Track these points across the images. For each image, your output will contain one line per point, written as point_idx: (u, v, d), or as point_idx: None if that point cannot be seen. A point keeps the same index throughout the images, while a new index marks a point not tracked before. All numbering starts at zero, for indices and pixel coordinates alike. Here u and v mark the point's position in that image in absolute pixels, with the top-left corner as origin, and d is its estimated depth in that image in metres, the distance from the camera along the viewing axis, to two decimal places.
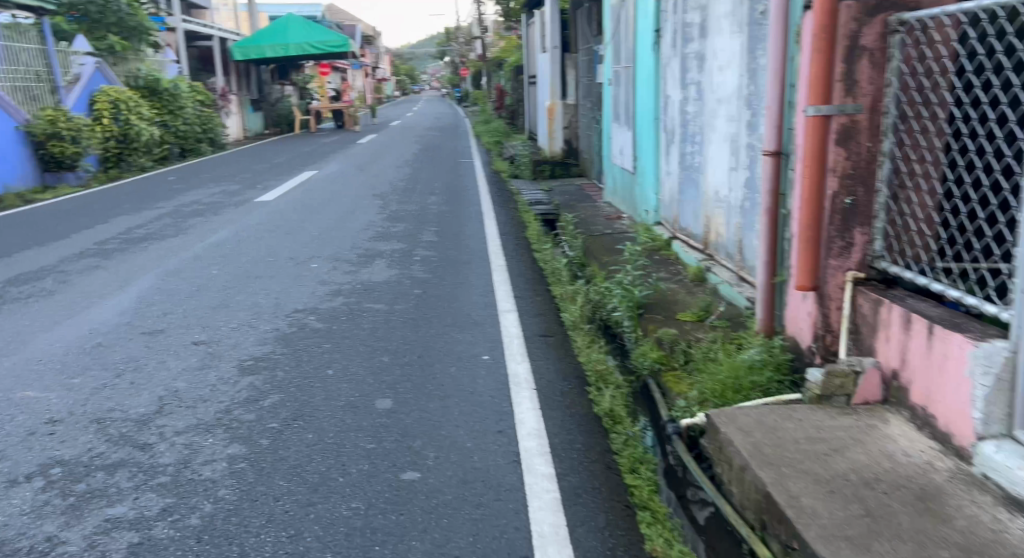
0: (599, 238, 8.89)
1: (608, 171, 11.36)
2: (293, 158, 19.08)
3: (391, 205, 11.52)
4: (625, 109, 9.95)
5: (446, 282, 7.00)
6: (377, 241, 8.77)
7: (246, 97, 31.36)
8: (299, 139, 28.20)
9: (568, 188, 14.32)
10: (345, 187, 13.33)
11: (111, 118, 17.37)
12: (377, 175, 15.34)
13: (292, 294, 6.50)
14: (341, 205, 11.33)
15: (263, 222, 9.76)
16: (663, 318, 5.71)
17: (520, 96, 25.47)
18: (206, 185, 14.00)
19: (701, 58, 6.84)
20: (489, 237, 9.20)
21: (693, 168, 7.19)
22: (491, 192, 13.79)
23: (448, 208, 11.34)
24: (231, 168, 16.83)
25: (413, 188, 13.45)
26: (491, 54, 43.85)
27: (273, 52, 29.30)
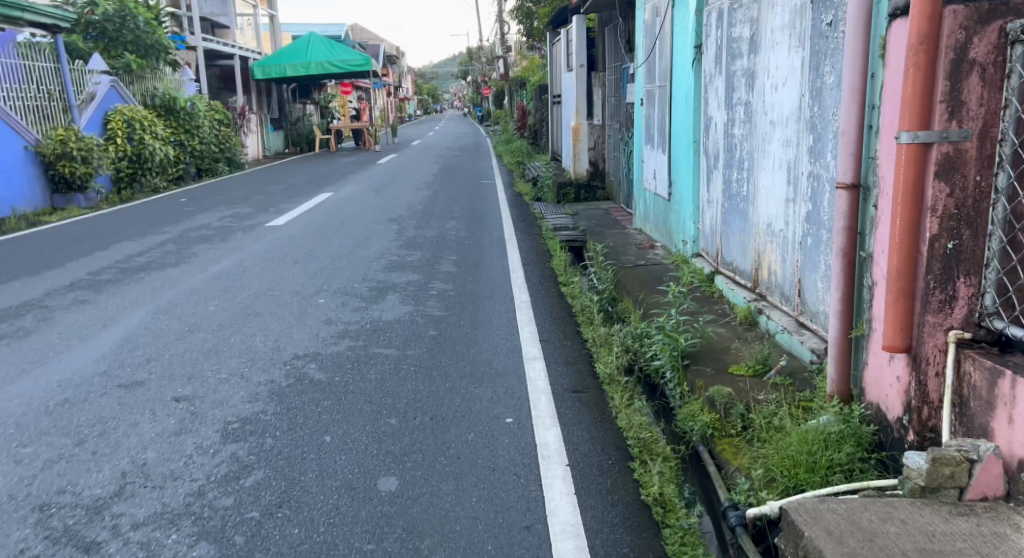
0: (632, 270, 8.18)
1: (639, 196, 10.67)
2: (310, 180, 18.53)
3: (408, 230, 10.86)
4: (658, 130, 9.26)
5: (465, 322, 6.30)
6: (391, 272, 8.10)
7: (266, 116, 30.93)
8: (318, 159, 27.74)
9: (595, 212, 13.61)
10: (360, 211, 12.69)
11: (125, 137, 16.84)
12: (395, 197, 14.70)
13: (293, 335, 5.83)
14: (354, 231, 10.69)
15: (270, 250, 9.12)
16: (713, 371, 4.98)
17: (543, 116, 24.88)
18: (216, 207, 13.41)
19: (751, 76, 6.15)
20: (512, 268, 8.52)
21: (740, 197, 6.48)
22: (514, 216, 13.10)
23: (467, 235, 10.66)
24: (245, 189, 16.26)
25: (432, 212, 12.79)
26: (513, 73, 43.41)
27: (294, 70, 28.91)
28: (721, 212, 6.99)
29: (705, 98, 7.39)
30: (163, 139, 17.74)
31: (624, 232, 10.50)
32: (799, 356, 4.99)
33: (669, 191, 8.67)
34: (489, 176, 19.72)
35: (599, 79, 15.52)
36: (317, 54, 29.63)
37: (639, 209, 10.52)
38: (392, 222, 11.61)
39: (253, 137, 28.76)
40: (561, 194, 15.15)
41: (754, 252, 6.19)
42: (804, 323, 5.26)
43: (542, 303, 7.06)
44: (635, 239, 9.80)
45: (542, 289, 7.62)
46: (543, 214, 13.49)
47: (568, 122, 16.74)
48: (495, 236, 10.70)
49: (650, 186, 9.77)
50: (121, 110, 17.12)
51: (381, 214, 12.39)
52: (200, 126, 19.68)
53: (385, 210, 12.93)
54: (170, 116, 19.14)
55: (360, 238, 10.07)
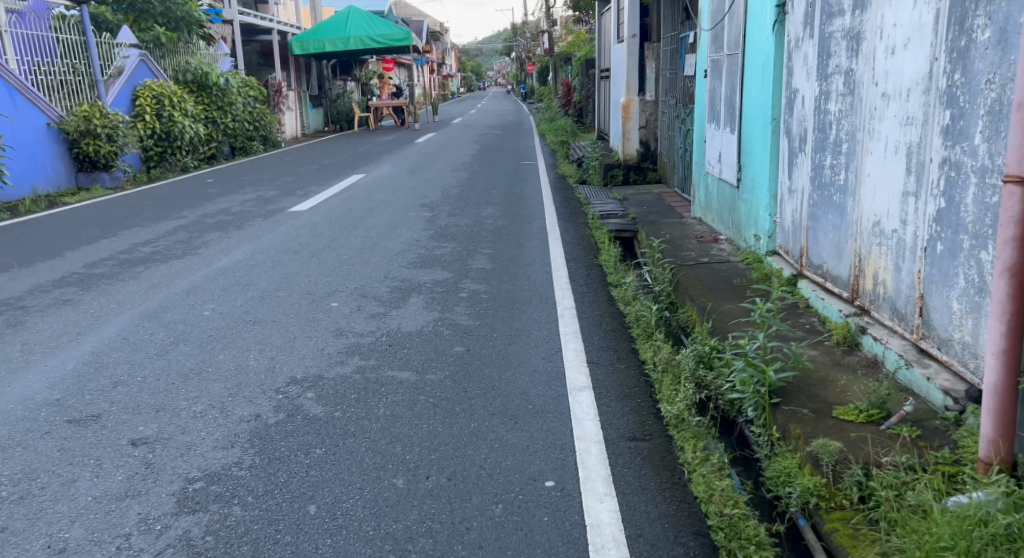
0: (694, 268, 7.13)
1: (697, 181, 9.60)
2: (344, 159, 17.64)
3: (442, 218, 9.86)
4: (725, 107, 8.17)
5: (499, 335, 5.29)
6: (418, 269, 7.11)
7: (305, 93, 30.10)
8: (357, 137, 26.88)
9: (646, 197, 12.49)
10: (392, 195, 11.70)
11: (154, 113, 15.91)
12: (431, 180, 13.70)
13: (293, 349, 4.86)
14: (383, 218, 9.71)
15: (287, 239, 8.18)
16: (812, 413, 3.94)
17: (589, 93, 23.67)
18: (240, 190, 12.53)
19: (856, 39, 5.10)
20: (555, 264, 7.48)
21: (833, 187, 5.43)
22: (557, 202, 12.04)
23: (506, 224, 9.63)
24: (275, 170, 15.39)
25: (470, 197, 11.77)
26: (558, 49, 42.11)
27: (333, 46, 28.11)
28: (806, 204, 5.94)
29: (789, 67, 6.31)
30: (194, 116, 16.87)
31: (680, 221, 9.44)
32: (924, 395, 3.99)
33: (739, 177, 7.61)
34: (532, 157, 18.65)
35: (652, 53, 14.33)
36: (357, 29, 28.68)
37: (698, 195, 9.46)
38: (424, 208, 10.62)
39: (291, 114, 27.96)
40: (608, 177, 14.06)
41: (853, 255, 5.16)
42: (926, 349, 4.21)
43: (591, 310, 6.02)
44: (694, 230, 8.70)
45: (591, 292, 6.58)
46: (589, 199, 12.43)
47: (617, 99, 15.58)
48: (536, 225, 9.65)
49: (712, 170, 8.71)
50: (151, 86, 16.20)
51: (415, 199, 11.41)
52: (234, 103, 18.78)
53: (419, 193, 11.93)
54: (203, 92, 18.26)
55: (388, 227, 9.10)
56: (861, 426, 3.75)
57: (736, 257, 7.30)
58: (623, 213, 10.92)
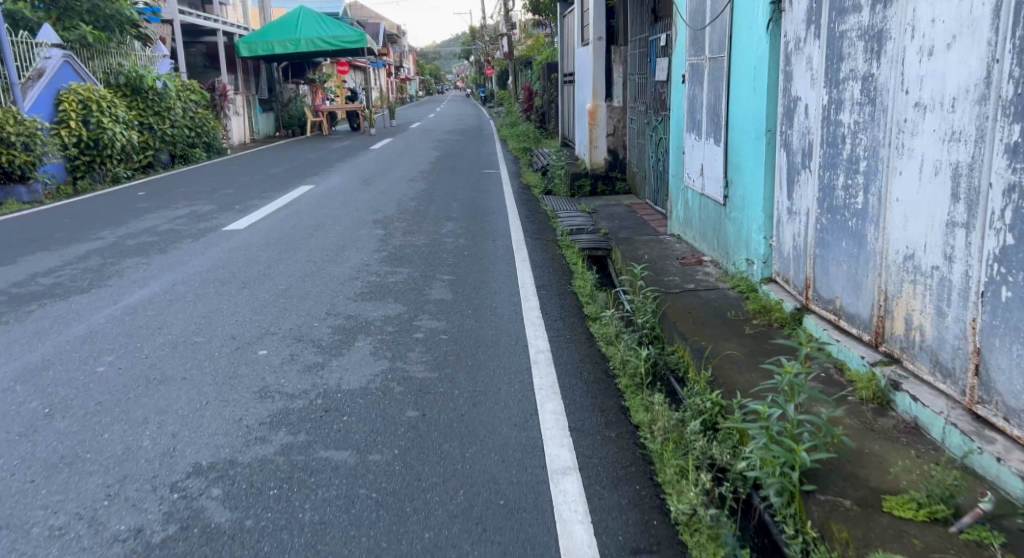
0: (680, 295, 6.30)
1: (674, 195, 8.81)
2: (293, 168, 16.60)
3: (395, 237, 8.96)
4: (707, 115, 7.37)
5: (461, 392, 4.41)
6: (365, 303, 6.21)
7: (254, 97, 28.91)
8: (309, 143, 25.82)
9: (617, 210, 11.70)
10: (341, 209, 10.76)
11: (80, 119, 14.97)
12: (385, 191, 12.76)
13: (205, 418, 3.94)
14: (329, 238, 8.78)
15: (216, 266, 7.24)
16: (859, 507, 3.11)
17: (551, 97, 22.91)
18: (175, 204, 11.52)
19: (874, 36, 4.28)
20: (524, 292, 6.62)
21: (847, 210, 4.62)
22: (522, 216, 11.17)
23: (467, 243, 8.75)
24: (216, 181, 14.34)
25: (427, 211, 10.87)
26: (517, 52, 41.40)
27: (283, 48, 26.93)
28: (810, 228, 5.14)
29: (786, 72, 5.51)
30: (125, 122, 15.87)
31: (658, 239, 8.64)
32: (996, 483, 3.16)
33: (725, 193, 6.81)
34: (493, 165, 17.77)
35: (619, 56, 13.55)
36: (309, 31, 27.57)
37: (676, 210, 8.67)
38: (376, 224, 9.73)
39: (239, 118, 26.76)
40: (575, 187, 13.35)
41: (875, 293, 4.34)
42: (985, 417, 3.40)
43: (568, 352, 5.16)
44: (675, 251, 7.90)
45: (567, 327, 5.72)
46: (557, 213, 11.59)
47: (583, 104, 14.77)
48: (501, 244, 8.78)
49: (692, 185, 7.92)
50: (76, 89, 15.16)
51: (366, 213, 10.48)
52: (172, 107, 17.72)
53: (371, 207, 11.02)
54: (137, 96, 17.21)
55: (334, 249, 8.18)
56: (924, 528, 2.93)
57: (726, 284, 6.48)
58: (593, 231, 10.11)
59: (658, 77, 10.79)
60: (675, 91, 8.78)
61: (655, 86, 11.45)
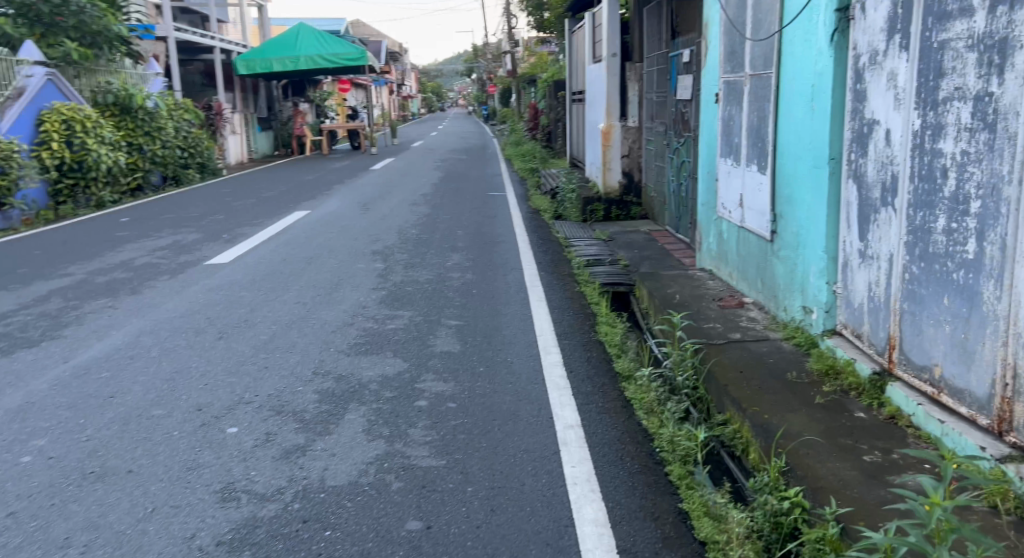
0: (726, 347, 5.42)
1: (704, 224, 7.96)
2: (289, 191, 15.78)
3: (395, 271, 8.13)
4: (747, 138, 6.51)
5: (475, 489, 3.55)
6: (359, 358, 5.35)
7: (252, 115, 28.14)
8: (308, 163, 25.06)
9: (634, 238, 10.86)
10: (337, 238, 9.92)
11: (63, 140, 14.15)
12: (386, 217, 11.92)
13: (148, 536, 3.09)
14: (321, 273, 7.93)
15: (192, 310, 6.40)
16: None
17: (557, 115, 22.13)
18: (158, 232, 10.69)
19: (994, 48, 3.42)
20: (543, 342, 5.76)
21: (950, 261, 3.74)
22: (533, 245, 10.33)
23: (474, 278, 7.90)
24: (205, 205, 13.53)
25: (430, 240, 10.04)
26: (520, 69, 40.74)
27: (281, 66, 26.06)
28: (893, 278, 4.26)
29: (856, 91, 4.64)
30: (112, 143, 15.13)
31: (687, 274, 7.79)
32: None
33: (771, 228, 5.96)
34: (499, 187, 16.94)
35: (635, 73, 12.74)
36: (308, 48, 26.83)
37: (706, 241, 7.82)
38: (374, 256, 8.89)
39: (237, 137, 26.00)
40: (587, 212, 12.58)
41: (995, 366, 3.46)
42: None
43: (603, 426, 4.29)
44: (710, 290, 7.03)
45: (598, 390, 4.85)
46: (570, 243, 10.74)
47: (595, 124, 13.94)
48: (512, 280, 7.93)
49: (727, 216, 7.07)
50: (59, 109, 14.34)
51: (364, 243, 9.65)
52: (164, 127, 16.94)
53: (369, 235, 10.19)
54: (126, 116, 16.37)
55: (326, 287, 7.33)
56: None
57: (777, 334, 5.62)
58: (613, 264, 9.25)
59: (680, 95, 9.98)
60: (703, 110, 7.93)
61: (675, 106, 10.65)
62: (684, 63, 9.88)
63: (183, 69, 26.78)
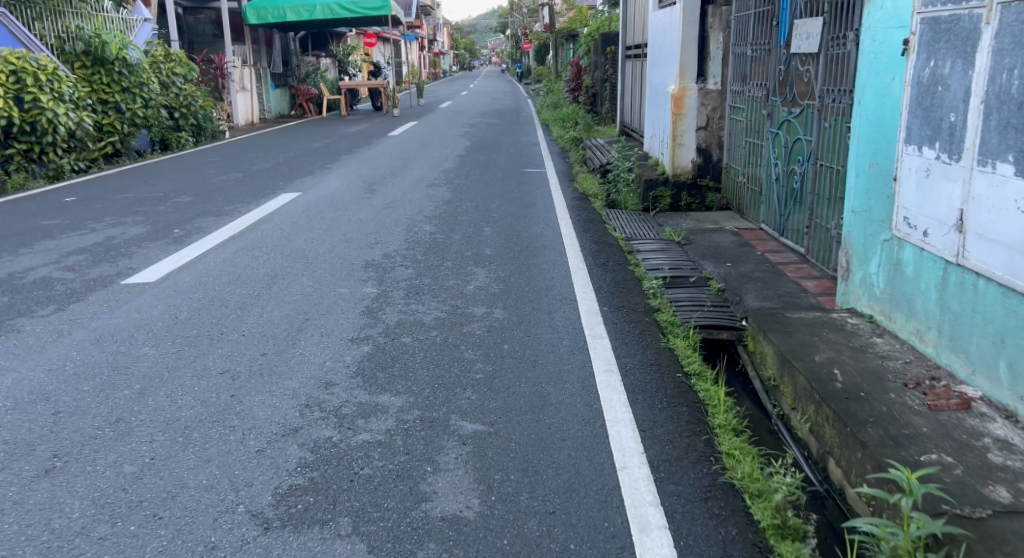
0: (1003, 534, 2.80)
1: (858, 244, 5.39)
2: (286, 161, 13.19)
3: (391, 304, 5.57)
4: (986, 118, 3.90)
5: None
6: (286, 539, 2.82)
7: (267, 70, 25.43)
8: (324, 125, 22.51)
9: (721, 243, 8.30)
10: (325, 238, 7.37)
11: (11, 96, 11.57)
12: (395, 205, 9.34)
13: None
14: (282, 302, 5.39)
15: (46, 387, 3.90)
16: None
17: (604, 76, 19.26)
18: (96, 220, 8.17)
19: None
20: (632, 489, 3.21)
21: None
22: (585, 250, 7.74)
23: (508, 321, 5.33)
24: (178, 180, 10.98)
25: (450, 246, 7.46)
26: (558, 25, 37.52)
27: (296, 15, 23.20)
28: None
29: None
30: (75, 101, 12.54)
31: (833, 324, 5.17)
32: None
33: None
34: (537, 162, 14.30)
35: (719, 20, 10.28)
36: None
37: (864, 272, 5.26)
38: (367, 272, 6.35)
39: (247, 95, 23.39)
40: (650, 199, 10.57)
41: None
42: None
43: None
44: (889, 366, 4.42)
45: None
46: (633, 246, 8.10)
47: (661, 88, 11.49)
48: (562, 323, 5.36)
49: (922, 243, 4.49)
50: (7, 56, 11.74)
51: (358, 247, 7.09)
52: (147, 82, 14.34)
53: (368, 235, 7.64)
54: (100, 68, 13.75)
55: (282, 335, 4.80)
56: None
57: None
58: (702, 289, 6.64)
59: (800, 49, 7.61)
60: (860, 73, 5.37)
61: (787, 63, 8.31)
62: (810, 6, 7.49)
63: (193, 17, 24.15)
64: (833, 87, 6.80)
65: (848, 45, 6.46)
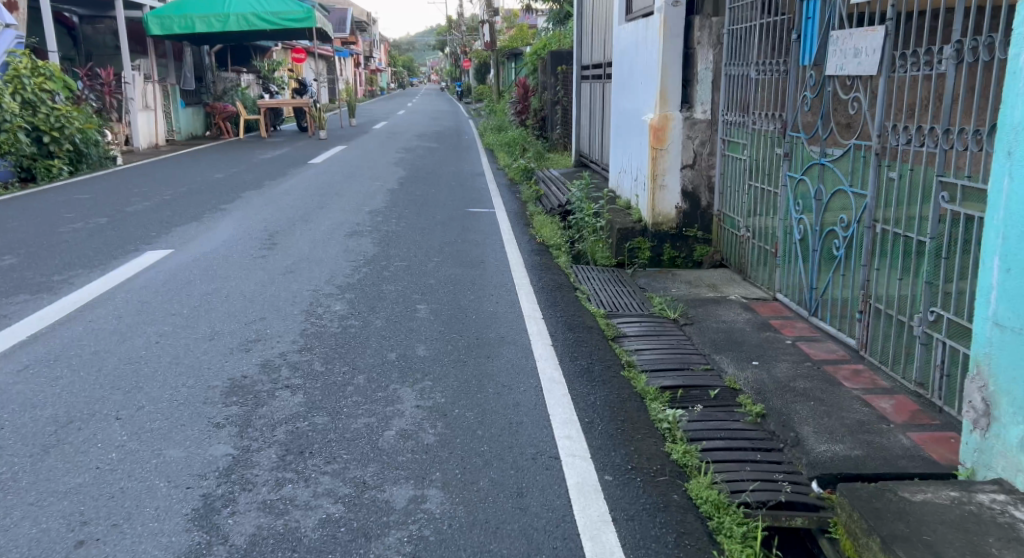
0: None
1: (1015, 382, 3.34)
2: (175, 199, 10.82)
3: (251, 483, 3.37)
4: None
5: None
6: None
7: (177, 87, 22.81)
8: (242, 149, 20.07)
9: (734, 327, 6.31)
10: (181, 335, 5.09)
11: None
12: (297, 270, 7.11)
13: None
14: (53, 495, 3.14)
15: None
16: None
17: (554, 97, 17.30)
18: None
19: None
20: None
21: None
22: (556, 343, 5.62)
23: (448, 523, 3.16)
24: (17, 228, 8.52)
25: (365, 343, 5.26)
26: (499, 43, 35.70)
27: (206, 25, 20.75)
28: None
29: None
30: None
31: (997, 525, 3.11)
32: None
33: None
34: (482, 200, 12.21)
35: (707, 35, 8.33)
36: (241, 4, 21.68)
37: None
38: (230, 405, 4.12)
39: (150, 114, 20.77)
40: (627, 253, 8.69)
41: None
42: None
43: None
44: None
45: None
46: (620, 333, 6.04)
47: (634, 115, 9.46)
48: (541, 522, 3.21)
49: None
50: None
51: (226, 352, 4.86)
52: None
53: (248, 325, 5.39)
54: None
55: None
56: None
57: None
58: (734, 416, 4.58)
59: (843, 69, 5.76)
60: (1009, 104, 3.38)
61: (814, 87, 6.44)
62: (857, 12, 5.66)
63: (91, 28, 21.46)
64: (907, 124, 4.90)
65: (938, 64, 4.51)
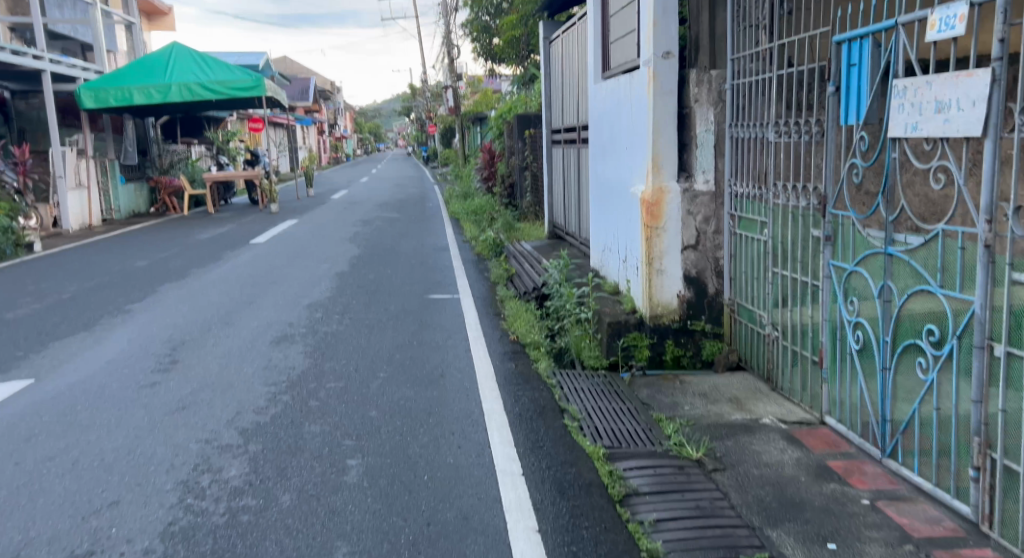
0: None
1: None
2: (75, 298, 9.05)
3: None
4: None
5: None
6: None
7: (117, 162, 20.94)
8: (183, 227, 18.33)
9: (783, 472, 4.63)
10: None
11: None
12: (193, 406, 5.37)
13: None
14: None
15: None
16: None
17: (522, 163, 15.87)
18: None
19: None
20: None
21: None
22: (544, 522, 3.93)
23: None
24: None
25: (257, 549, 3.54)
26: (462, 108, 34.62)
27: (144, 96, 19.20)
28: None
29: None
30: None
31: None
32: None
33: None
34: (444, 284, 10.58)
35: (707, 91, 6.77)
36: (182, 73, 20.19)
37: None
38: None
39: (83, 193, 18.93)
40: (621, 353, 7.06)
41: None
42: None
43: None
44: None
45: None
46: (629, 493, 4.34)
47: (621, 184, 7.89)
48: None
49: None
50: None
51: None
52: None
53: (84, 520, 3.73)
54: None
55: None
56: None
57: None
58: None
59: (919, 129, 4.22)
60: None
61: (866, 153, 4.92)
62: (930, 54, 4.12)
63: (24, 102, 19.54)
64: None
65: None
